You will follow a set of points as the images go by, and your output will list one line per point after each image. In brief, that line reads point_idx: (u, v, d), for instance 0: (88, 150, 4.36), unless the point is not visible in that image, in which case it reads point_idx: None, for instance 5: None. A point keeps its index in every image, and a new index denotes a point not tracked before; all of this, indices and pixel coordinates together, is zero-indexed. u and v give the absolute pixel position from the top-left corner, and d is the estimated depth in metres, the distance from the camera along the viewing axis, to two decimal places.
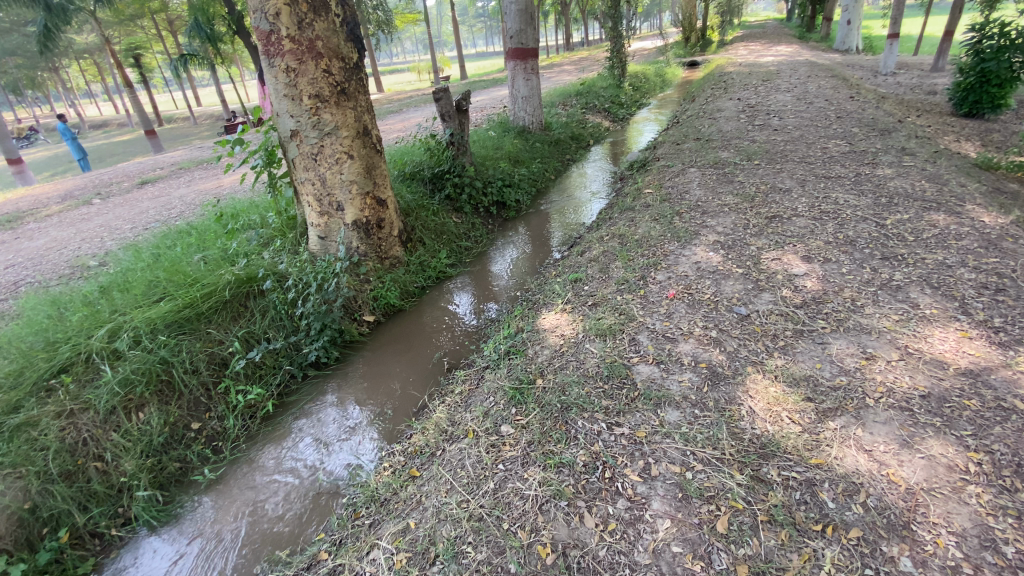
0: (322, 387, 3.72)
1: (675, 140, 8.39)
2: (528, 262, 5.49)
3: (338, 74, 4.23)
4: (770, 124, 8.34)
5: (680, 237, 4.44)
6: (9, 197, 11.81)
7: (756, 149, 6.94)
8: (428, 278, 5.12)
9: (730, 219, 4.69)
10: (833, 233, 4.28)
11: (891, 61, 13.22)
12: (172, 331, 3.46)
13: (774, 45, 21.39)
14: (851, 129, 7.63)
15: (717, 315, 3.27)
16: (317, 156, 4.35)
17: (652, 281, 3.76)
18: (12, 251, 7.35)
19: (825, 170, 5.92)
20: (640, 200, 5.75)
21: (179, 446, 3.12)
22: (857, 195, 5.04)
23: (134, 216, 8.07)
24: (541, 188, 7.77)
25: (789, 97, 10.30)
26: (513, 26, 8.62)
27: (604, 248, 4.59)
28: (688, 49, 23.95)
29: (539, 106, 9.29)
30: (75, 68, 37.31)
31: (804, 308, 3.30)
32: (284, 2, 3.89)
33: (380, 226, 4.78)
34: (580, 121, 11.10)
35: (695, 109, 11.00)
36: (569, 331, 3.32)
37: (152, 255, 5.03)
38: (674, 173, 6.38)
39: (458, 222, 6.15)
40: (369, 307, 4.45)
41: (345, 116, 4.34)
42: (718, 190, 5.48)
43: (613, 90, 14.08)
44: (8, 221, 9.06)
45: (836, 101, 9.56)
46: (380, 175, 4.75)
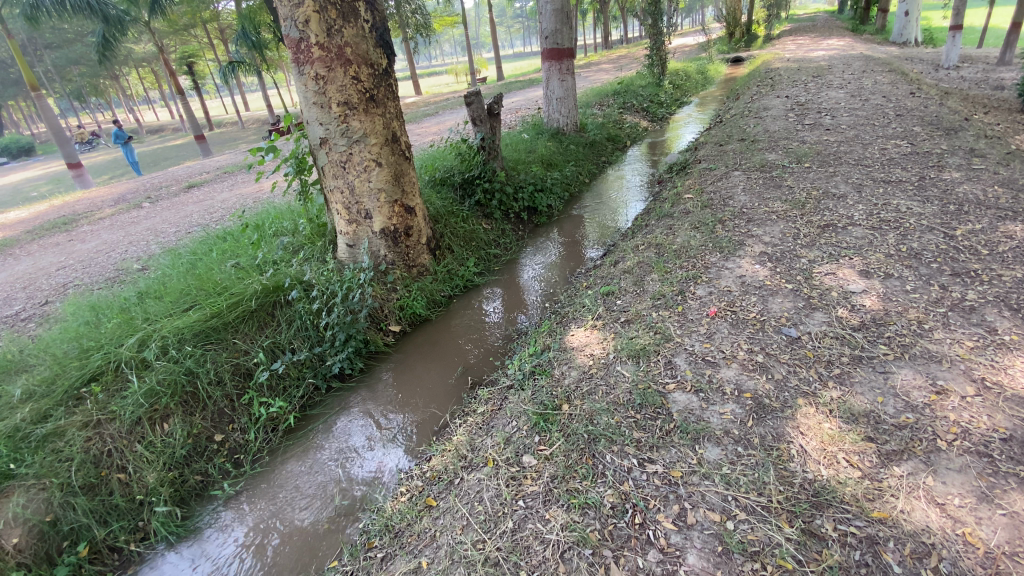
0: (345, 400, 3.65)
1: (718, 141, 8.00)
2: (561, 270, 5.31)
3: (366, 81, 4.16)
4: (821, 123, 7.83)
5: (721, 247, 4.15)
6: (69, 200, 12.51)
7: (806, 150, 6.50)
8: (457, 287, 5.01)
9: (777, 228, 4.36)
10: (893, 245, 3.90)
11: (955, 53, 12.27)
12: (198, 341, 3.47)
13: (825, 38, 20.32)
14: (912, 128, 7.06)
15: (763, 337, 2.99)
16: (345, 164, 4.30)
17: (691, 297, 3.51)
18: (67, 253, 7.72)
19: (883, 173, 5.46)
20: (679, 206, 5.46)
21: (200, 459, 3.11)
22: (920, 202, 4.60)
23: (178, 219, 8.35)
24: (575, 192, 7.56)
25: (843, 94, 9.67)
26: (548, 27, 8.44)
27: (639, 259, 4.35)
28: (732, 45, 23.09)
29: (574, 107, 9.06)
30: (135, 76, 39.56)
31: (863, 331, 2.98)
32: (313, 9, 3.85)
33: (409, 234, 4.70)
34: (617, 121, 10.79)
35: (739, 108, 10.50)
36: (599, 351, 3.12)
37: (189, 260, 5.12)
38: (716, 177, 6.05)
39: (488, 228, 6.02)
40: (396, 317, 4.37)
41: (374, 123, 4.27)
42: (763, 195, 5.13)
43: (652, 89, 13.65)
44: (66, 224, 9.56)
45: (895, 98, 8.91)
46: (409, 181, 4.67)
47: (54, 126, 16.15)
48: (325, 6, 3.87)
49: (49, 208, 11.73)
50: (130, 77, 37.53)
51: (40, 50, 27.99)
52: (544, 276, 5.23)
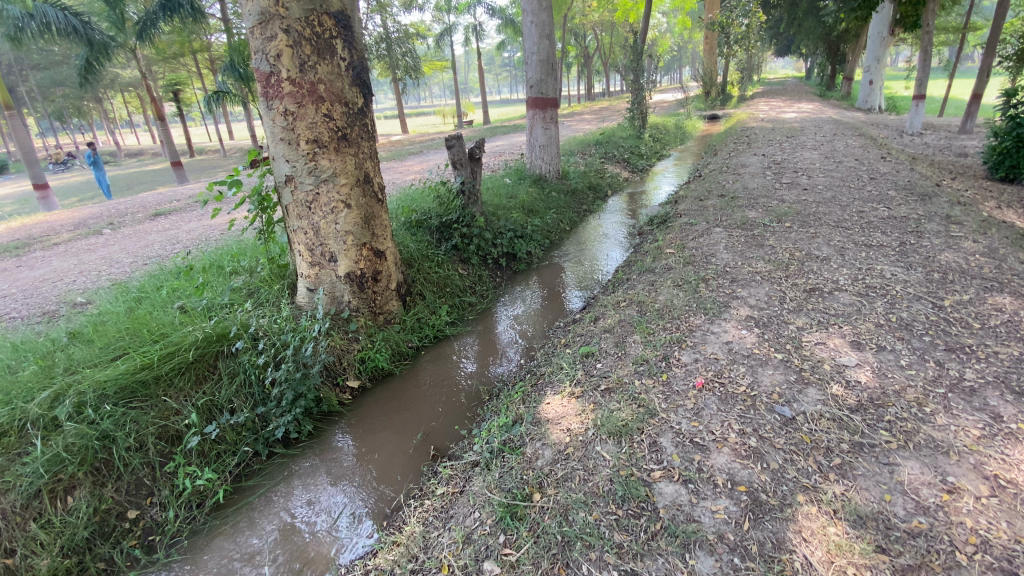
0: (289, 468, 3.22)
1: (699, 195, 8.01)
2: (541, 321, 5.05)
3: (339, 119, 3.94)
4: (798, 183, 7.95)
5: (706, 309, 3.94)
6: (26, 222, 11.88)
7: (785, 209, 6.50)
8: (426, 337, 4.68)
9: (763, 290, 4.20)
10: (881, 314, 3.75)
11: (918, 121, 12.89)
12: (121, 398, 3.03)
13: (797, 102, 21.37)
14: (887, 192, 7.18)
15: (755, 416, 2.72)
16: (311, 204, 4.02)
17: (677, 364, 3.25)
18: (9, 280, 7.14)
19: (863, 237, 5.43)
20: (661, 261, 5.30)
21: (105, 543, 2.63)
22: (904, 269, 4.52)
23: (138, 249, 7.90)
24: (555, 240, 7.40)
25: (817, 155, 9.93)
26: (533, 76, 8.55)
27: (620, 316, 4.10)
28: (709, 103, 24.13)
29: (556, 155, 9.06)
30: (119, 100, 39.33)
31: (861, 412, 2.74)
32: (286, 43, 3.65)
33: (376, 278, 4.38)
34: (598, 169, 10.88)
35: (718, 163, 10.71)
36: (578, 426, 2.78)
37: (134, 298, 4.68)
38: (697, 233, 5.95)
39: (463, 274, 5.74)
40: (355, 371, 3.99)
41: (345, 163, 4.03)
42: (746, 254, 5.01)
43: (633, 140, 13.98)
44: (15, 248, 8.97)
45: (867, 161, 9.16)
46: (380, 225, 4.39)
47: (23, 146, 15.61)
48: (299, 42, 3.67)
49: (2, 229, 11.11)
50: (115, 102, 37.35)
51: (23, 70, 27.89)
52: (525, 327, 4.95)
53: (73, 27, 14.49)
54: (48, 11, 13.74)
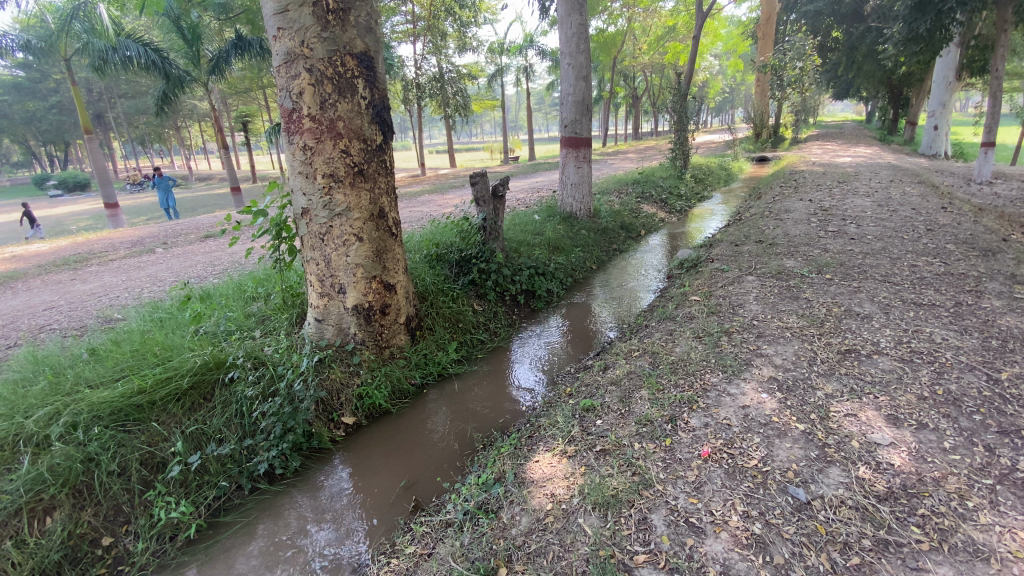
0: (268, 507, 3.14)
1: (735, 240, 7.66)
2: (553, 363, 4.84)
3: (356, 155, 3.98)
4: (845, 231, 7.47)
5: (724, 366, 3.63)
6: (92, 238, 12.79)
7: (827, 260, 6.07)
8: (431, 374, 4.56)
9: (790, 349, 3.85)
10: (925, 385, 3.34)
11: (986, 170, 12.02)
12: (113, 420, 3.06)
13: (853, 146, 20.55)
14: (944, 245, 6.61)
15: (764, 497, 2.41)
16: (324, 236, 4.06)
17: (684, 428, 2.97)
18: (62, 293, 7.63)
19: (913, 294, 4.96)
20: (684, 309, 5.01)
21: (72, 570, 2.59)
22: (956, 333, 4.06)
23: (180, 269, 8.30)
24: (579, 279, 7.21)
25: (869, 203, 9.37)
26: (568, 116, 8.58)
27: (630, 367, 3.84)
28: (759, 145, 23.59)
29: (588, 194, 8.96)
30: (196, 128, 42.78)
31: (889, 502, 2.37)
32: (309, 82, 3.78)
33: (384, 312, 4.33)
34: (634, 209, 10.69)
35: (761, 207, 10.29)
36: (563, 491, 2.56)
37: (157, 318, 4.85)
38: (727, 281, 5.63)
39: (478, 310, 5.64)
40: (351, 407, 3.90)
41: (359, 198, 4.05)
42: (777, 307, 4.67)
43: (674, 181, 13.73)
44: (75, 263, 9.63)
45: (925, 211, 8.54)
46: (392, 259, 4.37)
47: (101, 169, 17.06)
48: (321, 81, 3.79)
49: (69, 244, 12.01)
50: (191, 130, 40.58)
51: (113, 98, 30.94)
52: (535, 369, 4.76)
53: (152, 61, 15.93)
54: (131, 46, 15.22)
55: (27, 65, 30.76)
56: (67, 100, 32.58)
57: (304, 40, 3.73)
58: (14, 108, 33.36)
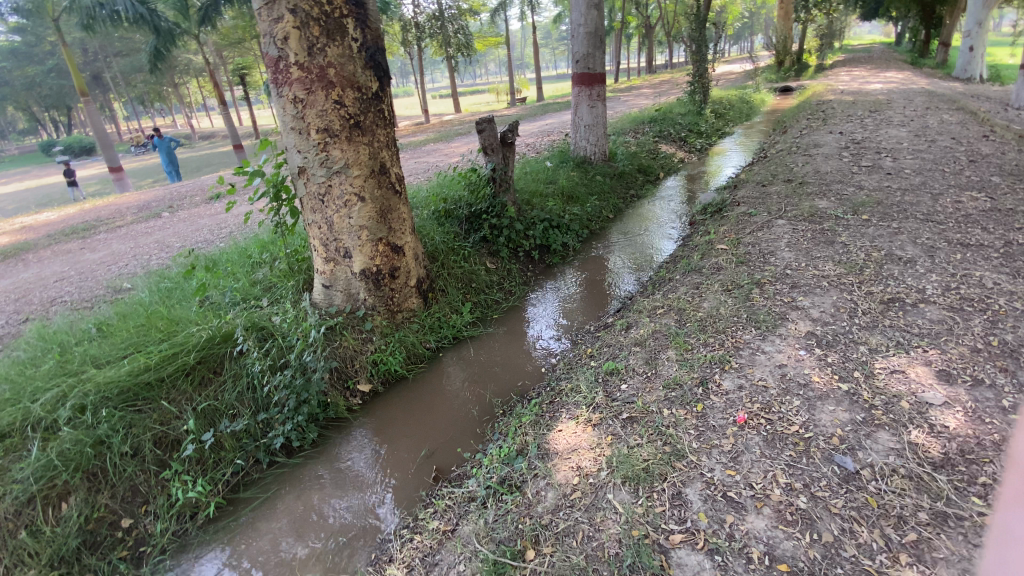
0: (287, 480, 3.08)
1: (761, 180, 7.20)
2: (569, 321, 4.66)
3: (351, 106, 3.65)
4: (881, 166, 6.95)
5: (757, 322, 3.38)
6: (99, 204, 12.64)
7: (863, 199, 5.65)
8: (446, 337, 4.40)
9: (828, 300, 3.58)
10: (978, 336, 3.07)
11: None
12: (122, 401, 2.98)
13: (884, 70, 19.11)
14: (989, 177, 6.11)
15: (807, 467, 2.24)
16: (324, 198, 3.81)
17: (717, 392, 2.77)
18: (71, 263, 7.56)
19: (959, 234, 4.59)
20: (710, 259, 4.71)
21: (93, 554, 2.58)
22: (1009, 276, 3.74)
23: (187, 234, 8.16)
24: (595, 230, 6.88)
25: (905, 133, 8.72)
26: (579, 50, 7.94)
27: (655, 326, 3.61)
28: (782, 73, 22.10)
29: (603, 136, 8.44)
30: (194, 83, 41.56)
31: (946, 469, 2.18)
32: (293, 24, 3.40)
33: (394, 275, 4.13)
34: (651, 150, 10.12)
35: (787, 142, 9.66)
36: (590, 465, 2.43)
37: (163, 288, 4.72)
38: (755, 226, 5.28)
39: (491, 267, 5.41)
40: (366, 375, 3.79)
41: (358, 153, 3.76)
42: (811, 254, 4.34)
43: (692, 117, 12.95)
44: (82, 231, 9.53)
45: (966, 140, 7.92)
46: (398, 218, 4.11)
47: (100, 131, 16.66)
48: (306, 22, 3.40)
49: (77, 211, 11.91)
50: (190, 87, 39.50)
51: (107, 57, 30.07)
52: (553, 327, 4.59)
53: (141, 15, 15.17)
54: (120, 1, 14.39)
55: (17, 26, 29.70)
56: (63, 61, 31.69)
57: None
58: (12, 73, 32.65)
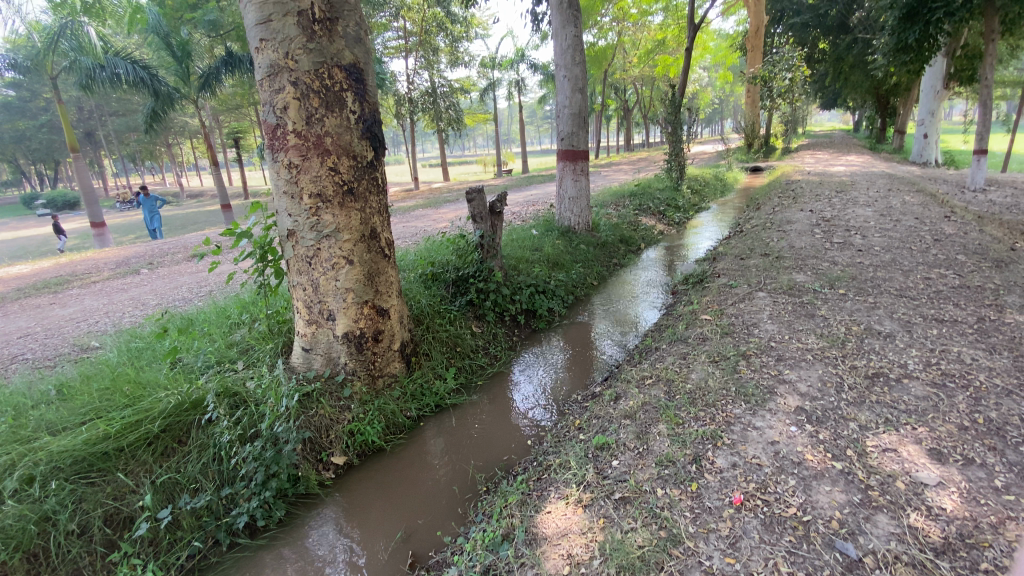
0: (248, 566, 2.81)
1: (739, 253, 7.45)
2: (555, 390, 4.56)
3: (346, 173, 3.72)
4: (852, 243, 7.27)
5: (746, 396, 3.35)
6: (75, 259, 12.44)
7: (838, 274, 5.85)
8: (428, 405, 4.25)
9: (815, 374, 3.58)
10: (963, 413, 3.07)
11: (981, 177, 11.97)
12: (74, 472, 2.77)
13: (846, 155, 20.55)
14: (954, 256, 6.42)
15: (809, 555, 2.12)
16: (311, 260, 3.79)
17: (710, 470, 2.68)
18: (39, 318, 7.30)
19: (933, 310, 4.73)
20: (695, 329, 4.74)
21: None
22: (986, 353, 3.81)
23: (165, 292, 8.01)
24: (580, 296, 6.95)
25: (871, 212, 9.21)
26: (564, 129, 8.42)
27: (644, 397, 3.54)
28: (751, 155, 23.59)
29: (587, 208, 8.74)
30: (187, 145, 42.58)
31: (952, 556, 2.08)
32: (294, 96, 3.53)
33: (377, 339, 4.04)
34: (632, 222, 10.49)
35: (761, 218, 10.12)
36: (581, 551, 2.27)
37: (134, 347, 4.55)
38: (737, 297, 5.38)
39: (477, 332, 5.35)
40: (342, 445, 3.60)
41: (349, 218, 3.78)
42: (794, 326, 4.41)
43: (670, 192, 13.58)
44: (55, 285, 9.29)
45: (928, 221, 8.38)
46: (385, 281, 4.08)
47: (87, 188, 16.70)
48: (307, 94, 3.54)
49: (52, 265, 11.66)
50: (183, 148, 40.38)
51: (104, 117, 30.88)
52: (539, 396, 4.48)
53: (141, 78, 15.81)
54: (119, 64, 15.11)
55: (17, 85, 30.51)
56: (58, 119, 32.44)
57: (288, 51, 3.49)
58: None
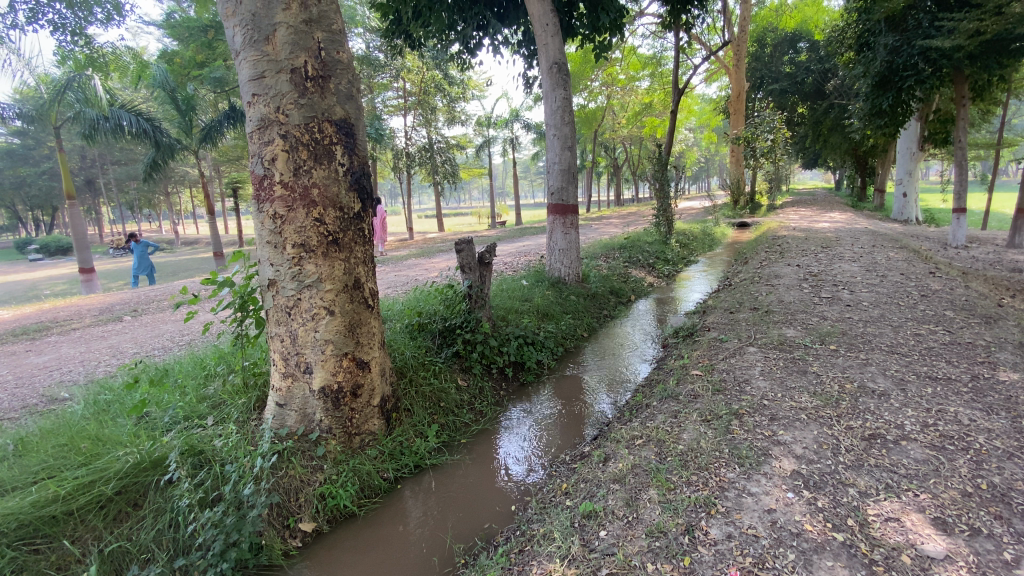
0: None
1: (728, 307, 7.45)
2: (543, 448, 4.36)
3: (331, 224, 3.69)
4: (840, 297, 7.31)
5: (740, 458, 3.20)
6: (59, 305, 12.24)
7: (828, 329, 5.83)
8: (406, 465, 4.04)
9: (810, 434, 3.45)
10: (965, 478, 2.93)
11: (962, 234, 12.29)
12: (17, 538, 2.58)
13: (829, 212, 21.17)
14: (942, 312, 6.44)
15: None
16: (291, 310, 3.70)
17: (704, 543, 2.49)
18: (12, 366, 7.07)
19: (925, 366, 4.67)
20: (686, 385, 4.62)
21: None
22: (982, 413, 3.72)
23: (146, 340, 7.84)
24: (570, 348, 6.84)
25: (857, 268, 9.34)
26: (554, 184, 8.61)
27: (634, 459, 3.37)
28: (738, 211, 24.24)
29: (577, 260, 8.79)
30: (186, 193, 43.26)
31: None
32: (282, 148, 3.57)
33: (356, 393, 3.89)
34: (622, 274, 10.54)
35: (750, 272, 10.22)
36: None
37: (103, 397, 4.38)
38: (727, 352, 5.31)
39: (463, 385, 5.19)
40: (311, 510, 3.38)
41: (332, 268, 3.72)
42: (786, 383, 4.31)
43: (659, 245, 13.78)
44: (33, 332, 9.08)
45: (914, 276, 8.49)
46: (367, 333, 3.97)
47: (79, 234, 16.71)
48: (296, 147, 3.57)
49: (34, 311, 11.46)
50: (182, 196, 40.99)
51: (106, 165, 31.53)
52: (526, 456, 4.28)
53: (143, 130, 16.29)
54: (123, 116, 15.68)
55: (23, 135, 31.24)
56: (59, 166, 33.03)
57: (280, 106, 3.55)
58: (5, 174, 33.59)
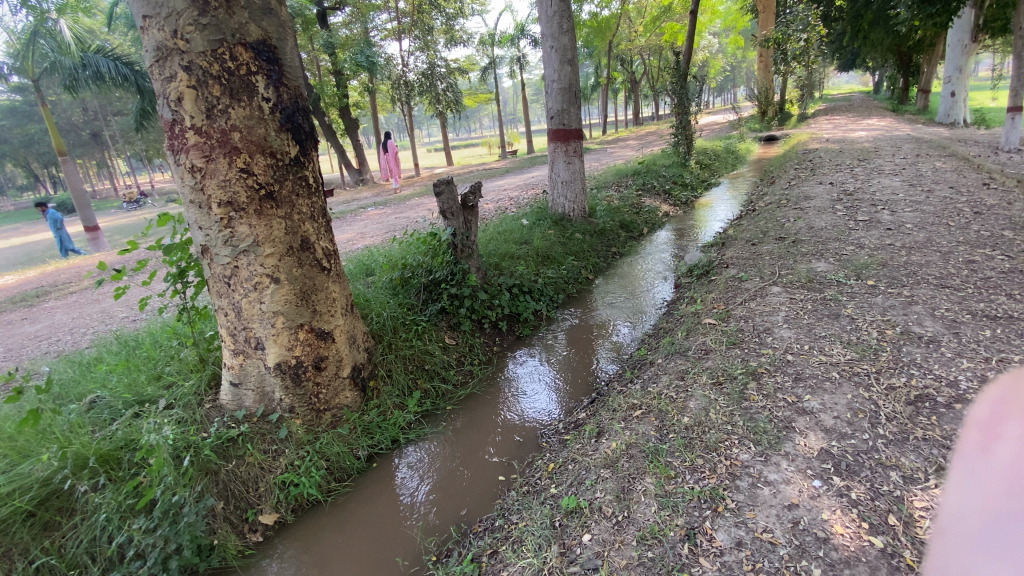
0: None
1: (751, 237, 6.67)
2: (549, 406, 4.03)
3: (262, 174, 3.08)
4: (879, 220, 6.43)
5: (757, 435, 2.68)
6: (61, 266, 12.11)
7: (865, 260, 5.07)
8: (383, 441, 3.67)
9: (842, 400, 2.87)
10: None
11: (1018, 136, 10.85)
12: None
13: (866, 118, 19.23)
14: (1000, 232, 5.55)
15: None
16: (230, 280, 3.20)
17: (707, 554, 2.04)
18: (5, 336, 6.93)
19: (982, 303, 3.96)
20: (696, 338, 4.05)
21: None
22: None
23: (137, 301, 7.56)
24: (573, 293, 6.28)
25: (899, 183, 8.28)
26: (553, 106, 7.66)
27: (630, 438, 2.89)
28: (765, 123, 22.32)
29: (581, 192, 7.98)
30: None
31: None
32: (188, 83, 2.89)
33: (320, 367, 3.45)
34: (634, 204, 9.67)
35: (775, 194, 9.24)
36: None
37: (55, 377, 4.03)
38: (747, 295, 4.66)
39: (450, 343, 4.74)
40: (273, 501, 3.08)
41: (271, 228, 3.16)
42: (814, 332, 3.70)
43: (677, 168, 12.69)
44: (34, 297, 8.96)
45: (965, 190, 7.46)
46: (325, 299, 3.47)
47: (77, 190, 16.35)
48: (204, 81, 2.89)
49: (38, 274, 11.37)
50: None
51: (107, 116, 30.78)
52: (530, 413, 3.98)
53: (125, 75, 14.94)
54: (101, 61, 14.27)
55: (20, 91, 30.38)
56: None
57: (176, 28, 2.83)
58: (12, 132, 33.29)
